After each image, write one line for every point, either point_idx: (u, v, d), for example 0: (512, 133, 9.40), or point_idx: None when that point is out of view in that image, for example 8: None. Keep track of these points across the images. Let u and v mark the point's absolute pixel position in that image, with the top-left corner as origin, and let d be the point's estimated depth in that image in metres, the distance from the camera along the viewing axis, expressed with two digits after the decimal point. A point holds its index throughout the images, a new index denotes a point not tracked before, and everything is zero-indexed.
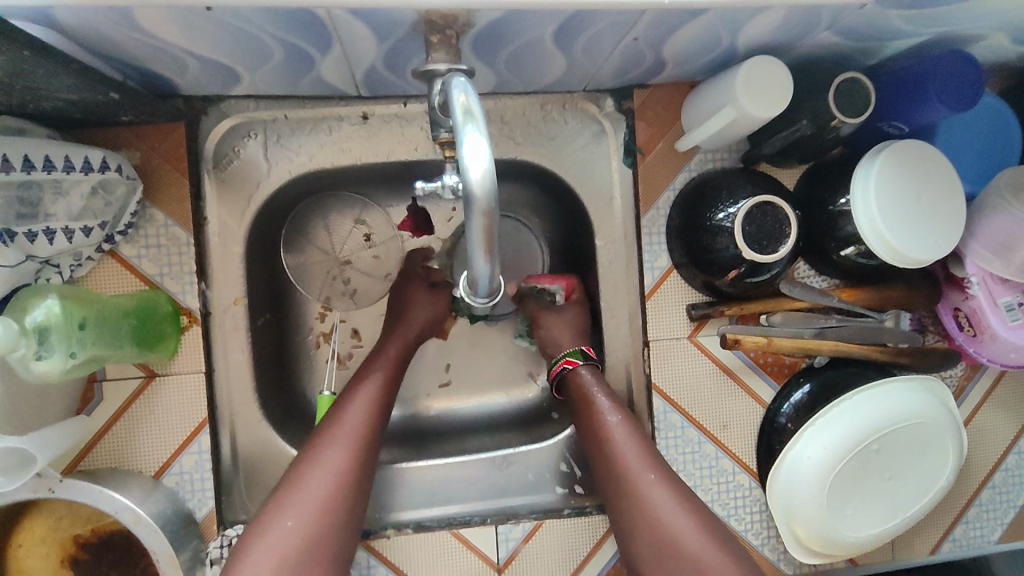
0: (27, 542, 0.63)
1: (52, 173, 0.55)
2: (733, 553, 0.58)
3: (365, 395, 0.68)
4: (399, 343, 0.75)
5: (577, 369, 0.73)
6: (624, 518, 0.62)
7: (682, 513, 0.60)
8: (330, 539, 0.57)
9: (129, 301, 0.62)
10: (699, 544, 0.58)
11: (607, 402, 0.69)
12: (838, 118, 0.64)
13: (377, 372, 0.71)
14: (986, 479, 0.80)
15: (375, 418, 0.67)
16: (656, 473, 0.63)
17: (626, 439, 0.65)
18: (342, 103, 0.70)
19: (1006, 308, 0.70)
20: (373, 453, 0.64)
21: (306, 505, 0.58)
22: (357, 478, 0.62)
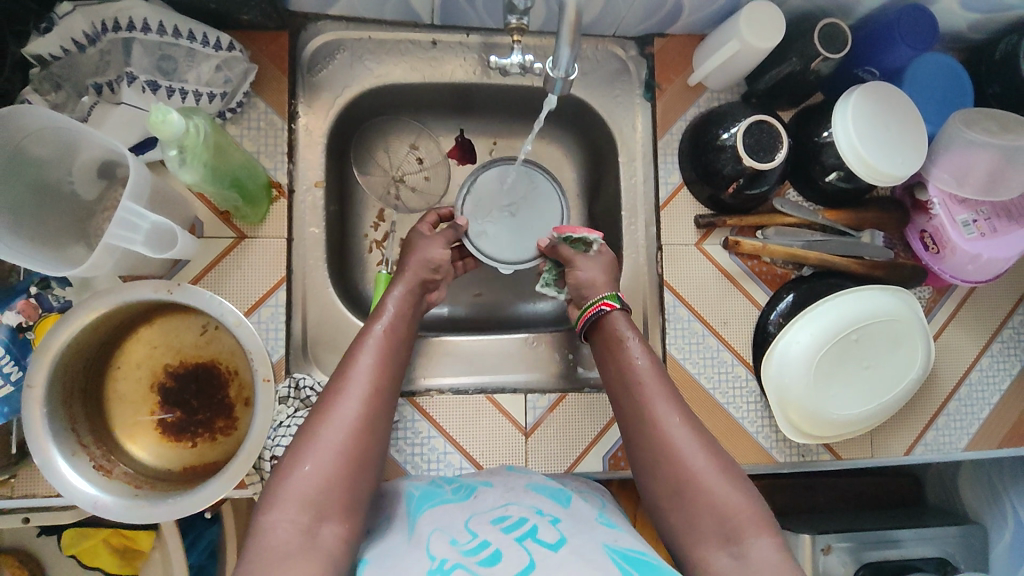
0: (126, 363, 0.73)
1: (191, 43, 0.71)
2: (749, 491, 0.61)
3: (366, 350, 0.67)
4: (401, 294, 0.74)
5: (610, 313, 0.74)
6: (646, 468, 0.64)
7: (701, 456, 0.62)
8: (350, 483, 0.58)
9: (244, 156, 0.73)
10: (717, 482, 0.61)
11: (640, 350, 0.70)
12: (822, 54, 0.79)
13: (379, 324, 0.70)
14: (952, 391, 0.91)
15: (381, 365, 0.66)
16: (683, 421, 0.64)
17: (654, 385, 0.67)
18: (416, 30, 0.85)
19: (963, 224, 0.83)
20: (384, 399, 0.64)
21: (321, 451, 0.58)
22: (371, 421, 0.62)
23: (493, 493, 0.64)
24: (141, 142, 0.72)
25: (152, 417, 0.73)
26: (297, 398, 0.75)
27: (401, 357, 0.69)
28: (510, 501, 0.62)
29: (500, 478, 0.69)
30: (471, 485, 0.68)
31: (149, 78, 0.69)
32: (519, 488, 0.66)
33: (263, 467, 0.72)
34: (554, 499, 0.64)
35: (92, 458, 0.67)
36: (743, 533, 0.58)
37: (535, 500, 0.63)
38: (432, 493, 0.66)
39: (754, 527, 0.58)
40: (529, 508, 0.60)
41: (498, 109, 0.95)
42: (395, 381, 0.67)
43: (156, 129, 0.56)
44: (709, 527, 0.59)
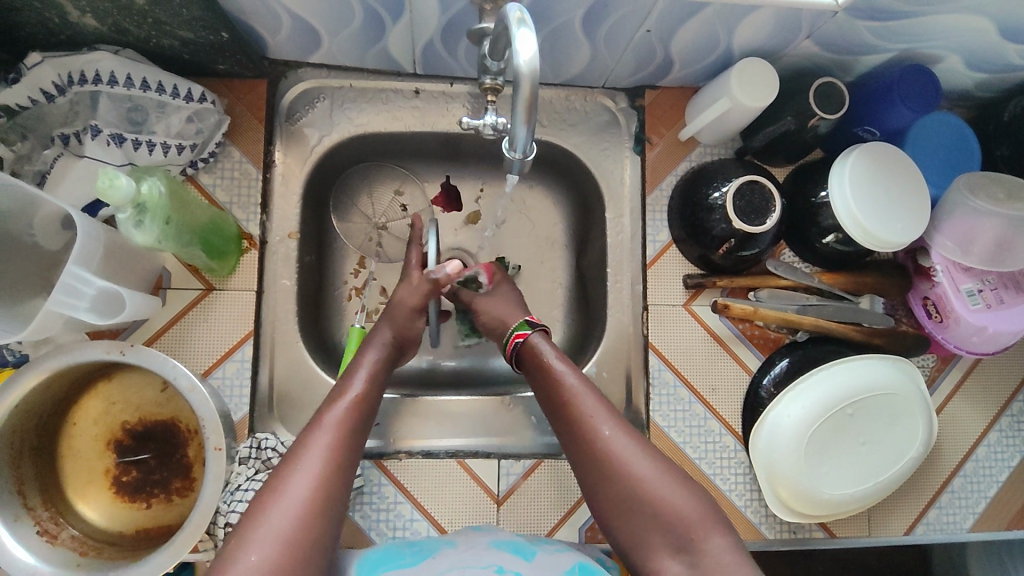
0: (82, 420, 0.71)
1: (161, 95, 0.69)
2: (693, 489, 0.61)
3: (329, 420, 0.63)
4: (370, 362, 0.71)
5: (529, 337, 0.73)
6: (592, 482, 0.64)
7: (645, 462, 0.62)
8: (300, 571, 0.52)
9: (210, 212, 0.72)
10: (661, 484, 0.61)
11: (564, 364, 0.70)
12: (817, 114, 0.76)
13: (344, 393, 0.66)
14: (957, 467, 0.86)
15: (342, 441, 0.62)
16: (617, 427, 0.64)
17: (585, 396, 0.66)
18: (398, 78, 0.83)
19: (968, 294, 0.79)
20: (342, 477, 0.60)
21: (269, 539, 0.53)
22: (330, 496, 0.58)
23: (451, 555, 0.63)
24: (91, 203, 0.69)
25: (107, 476, 0.71)
26: (257, 459, 0.72)
27: (365, 428, 0.66)
28: (468, 562, 0.61)
29: (463, 535, 0.69)
30: (433, 545, 0.66)
31: (115, 132, 0.67)
32: (479, 546, 0.65)
33: (215, 532, 0.69)
34: (517, 552, 0.63)
35: (37, 522, 0.65)
36: (698, 533, 0.58)
37: (494, 556, 0.62)
38: (390, 556, 0.64)
39: (704, 530, 0.58)
40: (486, 566, 0.60)
41: (484, 157, 0.92)
42: (356, 456, 0.63)
43: (102, 195, 0.54)
44: (661, 530, 0.60)
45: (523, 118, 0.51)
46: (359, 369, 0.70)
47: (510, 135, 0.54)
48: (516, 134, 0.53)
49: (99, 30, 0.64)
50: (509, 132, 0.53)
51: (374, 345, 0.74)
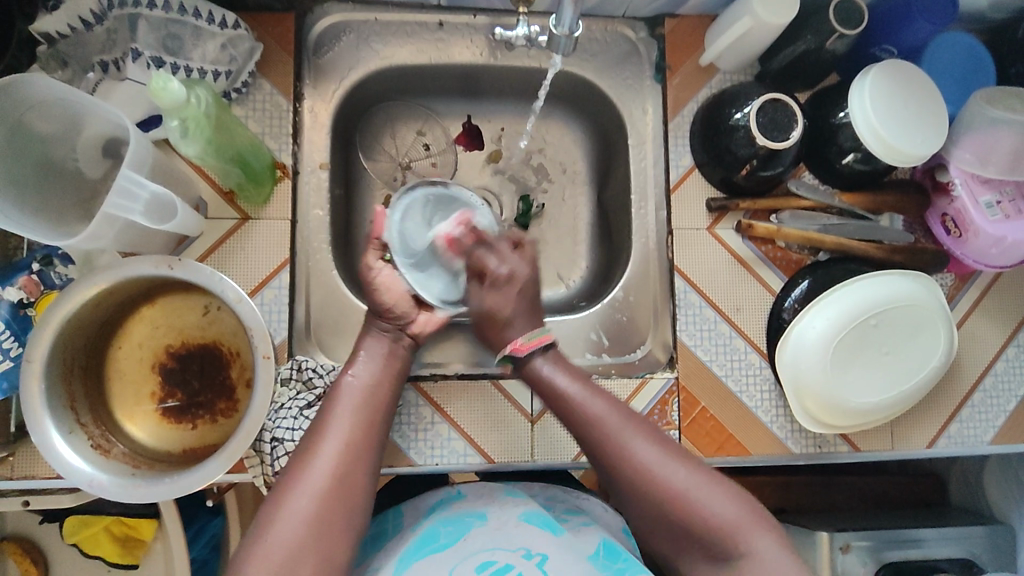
0: (127, 344, 0.72)
1: (197, 21, 0.71)
2: (731, 490, 0.60)
3: (338, 405, 0.62)
4: (379, 348, 0.68)
5: (528, 357, 0.69)
6: (624, 501, 0.62)
7: (679, 469, 0.60)
8: (324, 546, 0.55)
9: (249, 135, 0.73)
10: (700, 493, 0.59)
11: (568, 379, 0.67)
12: (837, 30, 0.77)
13: (344, 377, 0.65)
14: (977, 381, 0.87)
15: (355, 427, 0.61)
16: (650, 441, 0.62)
17: (612, 417, 0.63)
18: (422, 11, 0.84)
19: (986, 205, 0.80)
20: (353, 461, 0.59)
21: (294, 523, 0.55)
22: (345, 488, 0.58)
23: (480, 536, 0.61)
24: (146, 119, 0.72)
25: (152, 398, 0.72)
26: (299, 380, 0.73)
27: (380, 407, 0.64)
28: (495, 545, 0.60)
29: (496, 505, 0.65)
30: (465, 521, 0.63)
31: (155, 55, 0.69)
32: (511, 522, 0.63)
33: (262, 450, 0.70)
34: (547, 529, 0.62)
35: (89, 437, 0.66)
36: (740, 539, 0.57)
37: (523, 537, 0.61)
38: (428, 535, 0.62)
39: (747, 532, 0.58)
40: (513, 551, 0.59)
41: (505, 93, 0.93)
42: (374, 440, 0.62)
43: (155, 96, 0.56)
44: (702, 543, 0.58)
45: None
46: (361, 354, 0.68)
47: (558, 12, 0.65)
48: (565, 14, 0.64)
49: None
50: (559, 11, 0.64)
51: (372, 329, 0.70)
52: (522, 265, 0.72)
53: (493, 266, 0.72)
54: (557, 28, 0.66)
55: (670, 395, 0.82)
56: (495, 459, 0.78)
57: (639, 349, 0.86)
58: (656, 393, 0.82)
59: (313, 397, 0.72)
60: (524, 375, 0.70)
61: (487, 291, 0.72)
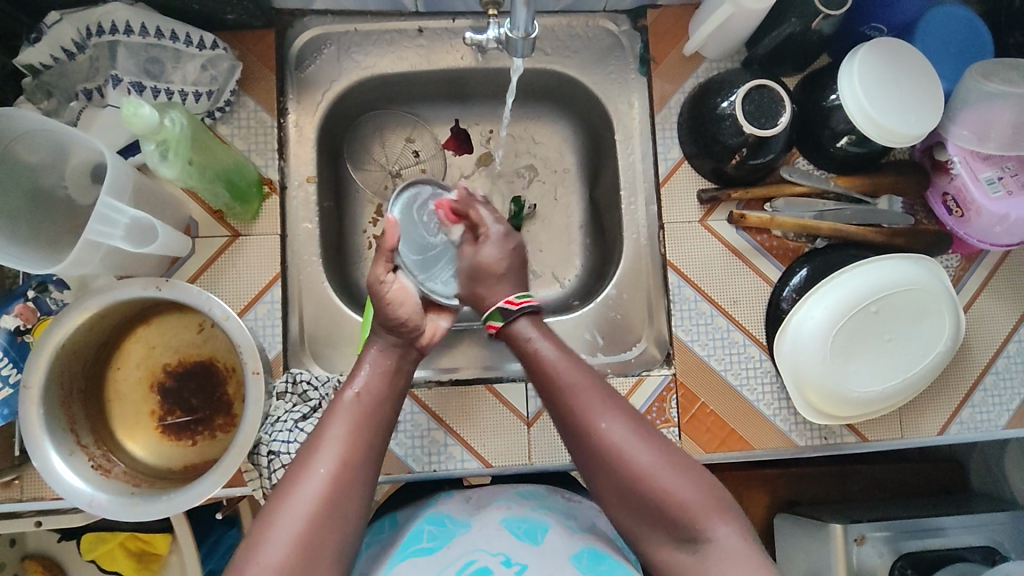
0: (126, 364, 0.73)
1: (175, 43, 0.72)
2: (697, 473, 0.58)
3: (336, 423, 0.61)
4: (379, 362, 0.67)
5: (518, 314, 0.68)
6: (590, 472, 0.61)
7: (646, 449, 0.59)
8: (309, 565, 0.54)
9: (233, 154, 0.74)
10: (664, 471, 0.58)
11: (553, 346, 0.66)
12: (822, 12, 0.75)
13: (348, 393, 0.64)
14: (989, 364, 0.84)
15: (351, 449, 0.60)
16: (613, 413, 0.61)
17: (588, 389, 0.62)
18: (401, 18, 0.84)
19: (987, 182, 0.78)
20: (349, 479, 0.58)
21: (279, 538, 0.54)
22: (333, 509, 0.57)
23: (465, 541, 0.60)
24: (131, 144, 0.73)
25: (152, 417, 0.73)
26: (295, 393, 0.74)
27: (378, 425, 0.63)
28: (478, 548, 0.59)
29: (479, 510, 0.65)
30: (449, 526, 0.63)
31: (134, 80, 0.70)
32: (492, 526, 0.62)
33: (259, 463, 0.71)
34: (527, 537, 0.60)
35: (91, 457, 0.67)
36: (697, 521, 0.56)
37: (504, 543, 0.59)
38: (413, 539, 0.62)
39: (705, 513, 0.56)
40: (495, 555, 0.58)
41: (491, 95, 0.93)
42: (371, 457, 0.61)
43: (127, 123, 0.57)
44: (661, 520, 0.57)
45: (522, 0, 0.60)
46: (363, 365, 0.66)
47: (511, 16, 0.63)
48: (518, 19, 0.63)
49: None
50: (512, 16, 0.63)
51: (379, 342, 0.68)
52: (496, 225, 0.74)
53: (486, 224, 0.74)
54: (513, 35, 0.66)
55: (668, 391, 0.81)
56: (493, 463, 0.78)
57: (635, 347, 0.85)
58: (654, 390, 0.81)
59: (308, 409, 0.73)
60: (509, 336, 0.68)
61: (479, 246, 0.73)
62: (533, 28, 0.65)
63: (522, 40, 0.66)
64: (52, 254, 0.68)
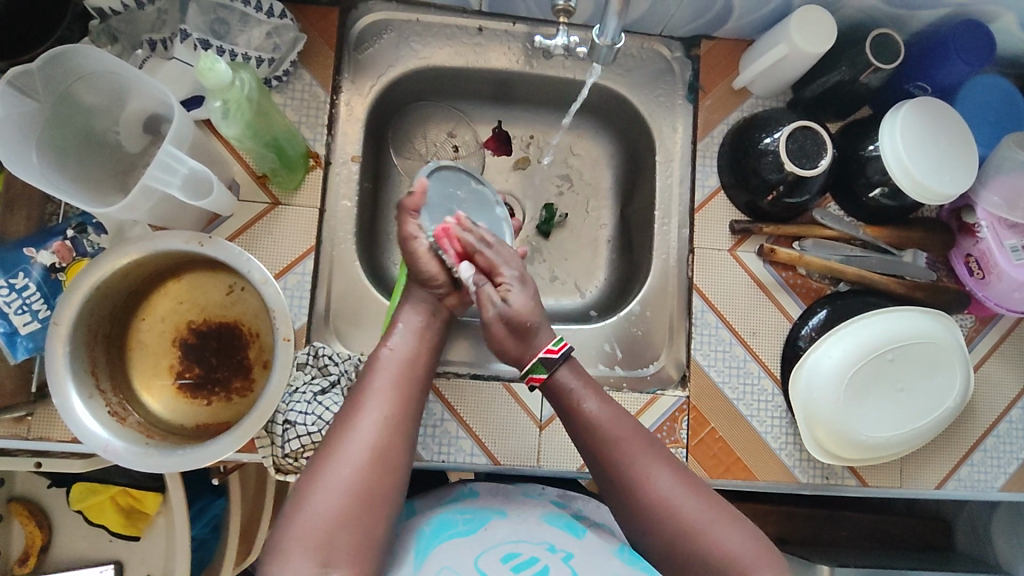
0: (152, 316, 0.73)
1: (245, 7, 0.73)
2: (746, 527, 0.60)
3: (377, 377, 0.63)
4: (415, 322, 0.70)
5: (559, 362, 0.69)
6: (634, 530, 0.62)
7: (695, 502, 0.61)
8: (382, 481, 0.57)
9: (286, 122, 0.74)
10: (714, 526, 0.59)
11: (599, 403, 0.68)
12: (874, 64, 0.78)
13: (387, 350, 0.67)
14: (991, 427, 0.86)
15: (397, 396, 0.63)
16: (663, 471, 0.63)
17: (633, 445, 0.64)
18: (463, 15, 0.86)
19: (1011, 249, 0.80)
20: (395, 432, 0.60)
21: (337, 477, 0.56)
22: (387, 457, 0.58)
23: (503, 528, 0.63)
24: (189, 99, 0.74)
25: (170, 372, 0.73)
26: (316, 365, 0.74)
27: (415, 381, 0.65)
28: (520, 536, 0.61)
29: (513, 505, 0.67)
30: (483, 514, 0.65)
31: (201, 36, 0.71)
32: (531, 519, 0.65)
33: (273, 431, 0.70)
34: (568, 531, 0.63)
35: (107, 403, 0.67)
36: (750, 574, 0.57)
37: (546, 533, 0.62)
38: (446, 523, 0.63)
39: (759, 564, 0.57)
40: (539, 544, 0.60)
41: (537, 101, 0.95)
42: (411, 418, 0.63)
43: (202, 77, 0.58)
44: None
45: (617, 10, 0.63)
46: (399, 326, 0.70)
47: (602, 23, 0.66)
48: (609, 28, 0.65)
49: None
50: (603, 25, 0.66)
51: (412, 298, 0.72)
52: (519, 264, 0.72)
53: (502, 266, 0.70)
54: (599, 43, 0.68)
55: (680, 412, 0.82)
56: (502, 461, 0.78)
57: (651, 365, 0.86)
58: (666, 409, 0.82)
59: (328, 382, 0.73)
60: (550, 390, 0.70)
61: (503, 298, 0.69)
62: (621, 39, 0.68)
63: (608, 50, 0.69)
64: (96, 196, 0.68)
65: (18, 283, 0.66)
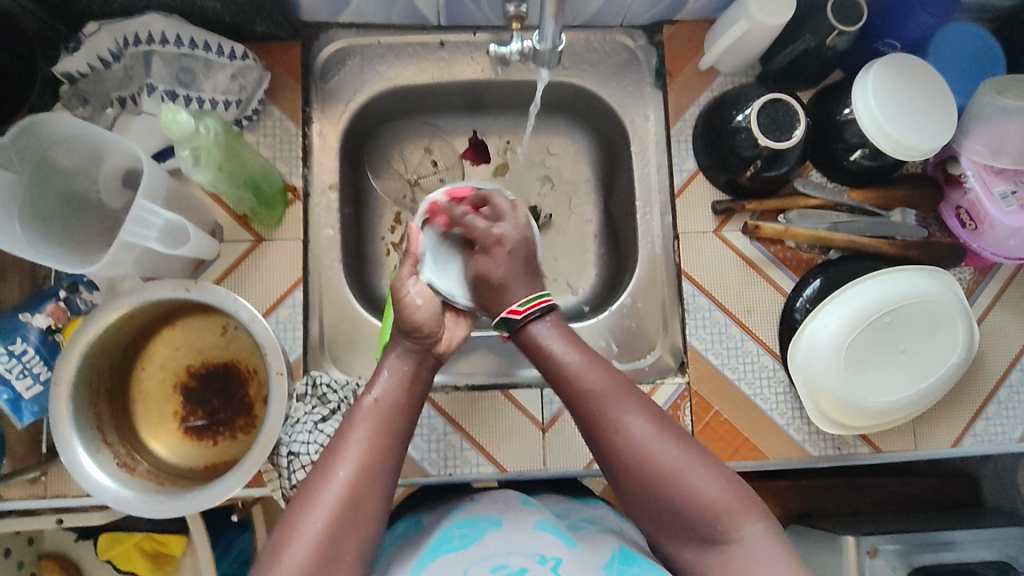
0: (150, 365, 0.75)
1: (207, 54, 0.74)
2: (723, 472, 0.60)
3: (357, 428, 0.60)
4: (398, 366, 0.66)
5: (525, 321, 0.70)
6: (615, 476, 0.63)
7: (671, 447, 0.61)
8: (348, 540, 0.56)
9: (259, 161, 0.75)
10: (691, 471, 0.59)
11: (567, 346, 0.67)
12: (838, 29, 0.77)
13: (367, 399, 0.63)
14: (1002, 377, 0.84)
15: (371, 453, 0.59)
16: (644, 416, 0.62)
17: (611, 387, 0.63)
18: (423, 32, 0.87)
19: (1001, 196, 0.79)
20: (368, 492, 0.58)
21: (303, 533, 0.55)
22: (358, 509, 0.57)
23: (495, 538, 0.64)
24: (162, 150, 0.75)
25: (175, 417, 0.75)
26: (315, 395, 0.75)
27: (398, 432, 0.62)
28: (510, 549, 0.62)
29: (511, 512, 0.69)
30: (479, 525, 0.67)
31: (168, 88, 0.72)
32: (524, 530, 0.66)
33: (279, 463, 0.72)
34: (560, 539, 0.65)
35: (115, 455, 0.69)
36: (727, 524, 0.58)
37: (537, 542, 0.64)
38: (443, 540, 0.66)
39: (733, 513, 0.58)
40: (528, 556, 0.61)
41: (510, 107, 0.95)
42: (390, 469, 0.60)
43: (166, 128, 0.58)
44: (687, 523, 0.59)
45: (552, 14, 0.62)
46: (383, 371, 0.66)
47: (540, 27, 0.65)
48: (546, 32, 0.65)
49: None
50: (541, 29, 0.65)
51: (397, 347, 0.68)
52: (514, 230, 0.75)
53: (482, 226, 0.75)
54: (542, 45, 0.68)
55: (682, 399, 0.82)
56: (508, 468, 0.79)
57: (649, 355, 0.86)
58: (668, 398, 0.82)
59: (328, 411, 0.74)
60: (520, 341, 0.70)
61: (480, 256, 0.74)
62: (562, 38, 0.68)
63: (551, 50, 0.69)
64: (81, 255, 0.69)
65: (16, 349, 0.67)
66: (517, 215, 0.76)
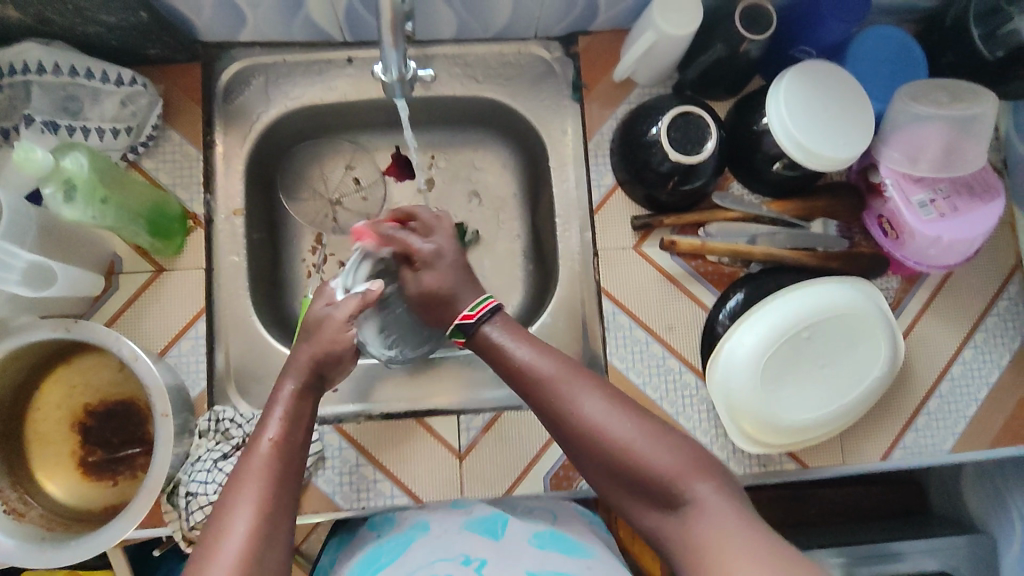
0: (45, 404, 0.72)
1: (92, 81, 0.72)
2: (675, 441, 0.59)
3: (248, 472, 0.56)
4: (284, 406, 0.62)
5: (476, 325, 0.69)
6: (576, 457, 0.61)
7: (623, 422, 0.60)
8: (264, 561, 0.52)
9: (148, 192, 0.73)
10: (644, 441, 0.58)
11: (520, 342, 0.66)
12: (747, 37, 0.75)
13: (262, 441, 0.59)
14: (932, 388, 0.83)
15: (269, 488, 0.56)
16: (596, 395, 0.61)
17: (561, 373, 0.63)
18: (331, 48, 0.84)
19: (920, 205, 0.77)
20: (271, 521, 0.54)
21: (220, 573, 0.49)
22: (261, 552, 0.52)
23: (425, 546, 0.63)
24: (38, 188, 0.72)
25: (73, 457, 0.72)
26: (218, 432, 0.73)
27: (292, 468, 0.58)
28: (436, 556, 0.61)
29: (438, 518, 0.69)
30: (407, 538, 0.66)
31: (48, 119, 0.69)
32: (451, 530, 0.66)
33: (177, 504, 0.69)
34: (488, 535, 0.65)
35: (4, 502, 0.66)
36: (684, 487, 0.56)
37: (464, 542, 0.63)
38: (372, 558, 0.65)
39: (689, 476, 0.56)
40: (454, 558, 0.60)
41: (430, 122, 0.93)
42: (290, 496, 0.56)
43: (20, 167, 0.57)
44: (651, 493, 0.57)
45: (390, 43, 0.57)
46: (276, 410, 0.62)
47: (382, 58, 0.60)
48: (388, 58, 0.60)
49: (24, 22, 0.68)
50: (384, 56, 0.60)
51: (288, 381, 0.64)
52: (445, 240, 0.74)
53: (417, 244, 0.73)
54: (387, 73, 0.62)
55: None
56: (425, 499, 0.76)
57: None
58: None
59: (230, 447, 0.72)
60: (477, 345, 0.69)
61: (420, 272, 0.73)
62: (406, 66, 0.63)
63: (395, 78, 0.63)
64: None
65: None
66: (446, 225, 0.76)
